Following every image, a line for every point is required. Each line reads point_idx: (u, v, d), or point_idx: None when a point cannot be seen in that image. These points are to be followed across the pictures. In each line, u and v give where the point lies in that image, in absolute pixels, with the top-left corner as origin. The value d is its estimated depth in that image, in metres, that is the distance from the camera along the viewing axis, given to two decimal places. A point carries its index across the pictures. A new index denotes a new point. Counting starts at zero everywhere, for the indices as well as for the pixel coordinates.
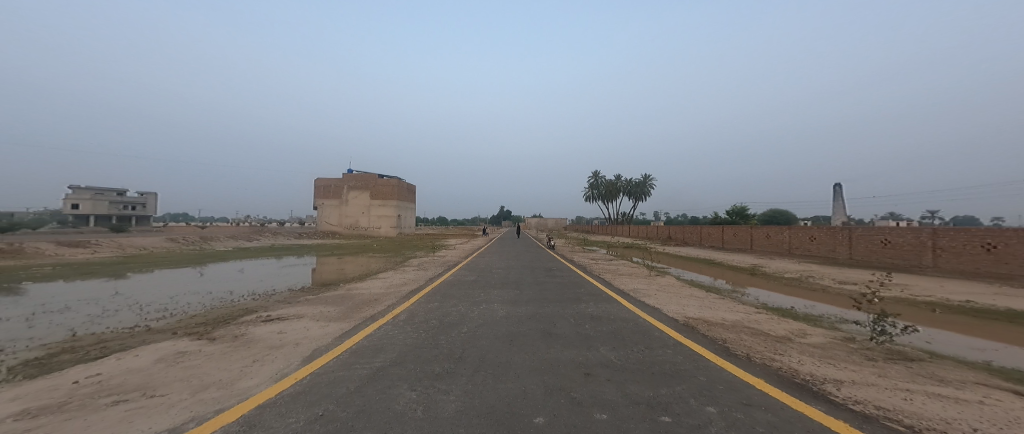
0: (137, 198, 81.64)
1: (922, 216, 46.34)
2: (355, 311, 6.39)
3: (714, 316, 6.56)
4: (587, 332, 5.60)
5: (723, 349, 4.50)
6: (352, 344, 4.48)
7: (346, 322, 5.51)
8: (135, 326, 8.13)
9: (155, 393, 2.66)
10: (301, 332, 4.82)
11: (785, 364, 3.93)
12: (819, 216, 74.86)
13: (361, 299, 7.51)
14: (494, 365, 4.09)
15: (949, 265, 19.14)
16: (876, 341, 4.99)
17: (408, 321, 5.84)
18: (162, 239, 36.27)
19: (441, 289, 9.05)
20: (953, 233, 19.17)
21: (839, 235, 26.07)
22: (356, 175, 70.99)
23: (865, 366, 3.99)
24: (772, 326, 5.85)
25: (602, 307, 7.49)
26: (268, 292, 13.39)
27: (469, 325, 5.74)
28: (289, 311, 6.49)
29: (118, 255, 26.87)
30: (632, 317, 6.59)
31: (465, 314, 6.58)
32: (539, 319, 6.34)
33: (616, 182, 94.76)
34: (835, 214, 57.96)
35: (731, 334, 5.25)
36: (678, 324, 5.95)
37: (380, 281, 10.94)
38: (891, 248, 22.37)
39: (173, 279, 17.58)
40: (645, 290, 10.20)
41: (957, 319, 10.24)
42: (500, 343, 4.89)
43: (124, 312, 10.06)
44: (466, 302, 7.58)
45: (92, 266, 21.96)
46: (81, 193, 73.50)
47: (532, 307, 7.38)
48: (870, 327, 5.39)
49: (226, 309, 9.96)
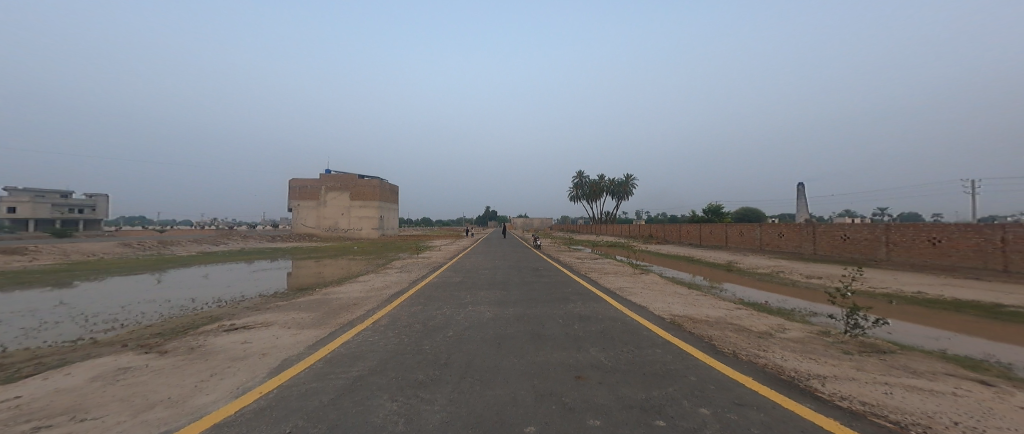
0: (86, 200, 74.94)
1: (875, 212, 50.16)
2: (331, 316, 6.00)
3: (699, 313, 6.63)
4: (576, 332, 5.51)
5: (710, 347, 4.52)
6: (328, 352, 4.17)
7: (320, 328, 5.13)
8: (79, 340, 7.38)
9: (88, 415, 2.31)
10: (269, 340, 4.43)
11: (769, 360, 3.99)
12: (788, 214, 78.55)
13: (337, 304, 7.08)
14: (482, 370, 3.91)
15: (900, 258, 20.59)
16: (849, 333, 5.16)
17: (389, 325, 5.55)
18: (116, 244, 33.45)
19: (424, 292, 8.75)
20: (902, 229, 20.68)
21: (804, 231, 27.60)
22: (334, 175, 68.58)
23: (845, 360, 4.07)
24: (753, 322, 5.95)
25: (590, 307, 7.45)
26: (236, 299, 12.56)
27: (455, 329, 5.52)
28: (256, 319, 6.00)
29: (65, 263, 24.55)
30: (620, 316, 6.57)
31: (451, 316, 6.34)
32: (527, 321, 6.19)
33: (599, 182, 96.40)
34: (800, 213, 61.72)
35: (717, 331, 5.29)
36: (665, 322, 5.95)
37: (358, 285, 10.38)
38: (849, 243, 23.89)
39: (128, 287, 16.19)
40: (631, 288, 10.27)
41: (914, 309, 10.95)
42: (488, 347, 4.71)
43: (68, 324, 9.13)
44: (450, 304, 7.32)
45: (31, 275, 19.93)
46: (19, 196, 66.94)
47: (519, 308, 7.22)
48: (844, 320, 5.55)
49: (186, 318, 9.24)
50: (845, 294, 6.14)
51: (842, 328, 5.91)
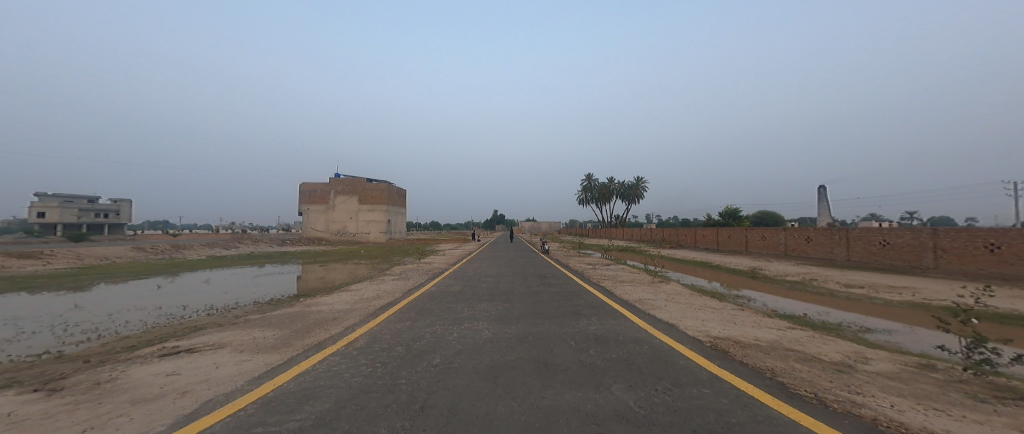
0: (111, 205, 77.35)
1: (903, 216, 47.60)
2: (302, 334, 5.09)
3: (745, 335, 5.33)
4: (593, 360, 4.43)
5: (780, 387, 3.32)
6: (270, 390, 3.14)
7: (277, 353, 4.16)
8: (43, 356, 6.79)
9: None
10: (204, 373, 3.44)
11: (876, 411, 2.75)
12: (807, 218, 75.31)
13: (314, 319, 6.14)
14: (469, 421, 2.87)
15: (951, 266, 18.61)
16: (974, 371, 3.74)
17: (365, 348, 4.55)
18: (128, 248, 33.89)
19: (417, 304, 7.75)
20: (953, 233, 18.70)
21: (836, 236, 25.58)
22: (343, 179, 69.09)
23: (991, 415, 2.67)
24: (821, 348, 4.60)
25: (607, 325, 6.31)
26: (228, 306, 11.96)
27: (445, 354, 4.51)
28: (210, 339, 5.06)
29: (75, 267, 24.79)
30: (646, 338, 5.42)
31: (442, 335, 5.34)
32: (532, 343, 5.14)
33: (609, 185, 94.55)
34: (821, 217, 58.77)
35: (777, 361, 4.06)
36: (705, 347, 4.75)
37: (348, 294, 9.47)
38: (889, 248, 21.90)
39: (125, 292, 15.86)
40: (652, 301, 9.03)
41: (990, 327, 9.28)
42: (481, 383, 3.67)
43: (44, 335, 8.56)
44: (443, 320, 6.28)
45: (39, 279, 19.96)
46: (49, 201, 69.82)
47: (523, 326, 6.13)
48: (962, 352, 4.16)
49: (166, 329, 8.60)
50: (963, 320, 4.61)
51: (953, 362, 4.49)
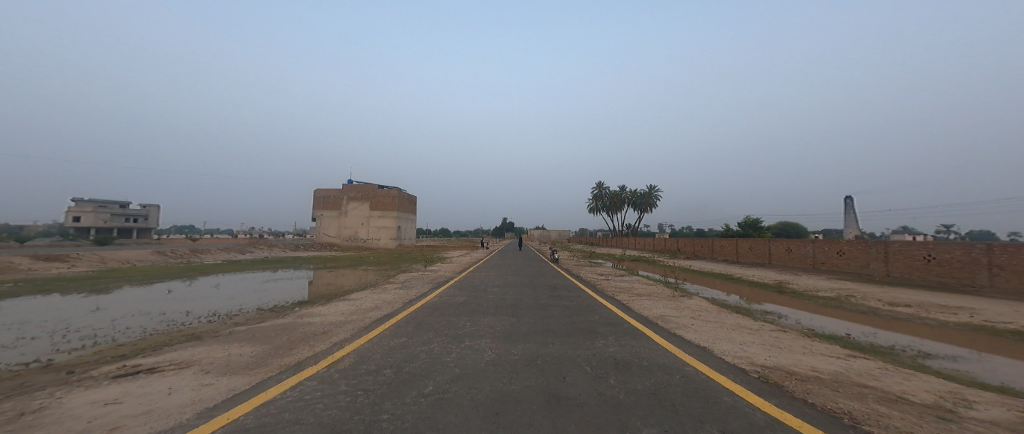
0: (139, 210, 80.85)
1: (938, 230, 44.87)
2: (282, 351, 4.55)
3: (799, 365, 4.46)
4: (613, 393, 3.70)
5: None
6: (217, 428, 2.56)
7: (246, 375, 3.63)
8: (30, 364, 6.51)
9: None
10: (149, 403, 2.90)
11: None
12: (831, 230, 72.05)
13: (301, 333, 5.62)
14: None
15: (1009, 285, 16.83)
16: None
17: (346, 371, 3.93)
18: (148, 252, 34.77)
19: (417, 316, 7.15)
20: (1011, 249, 16.94)
21: (872, 249, 23.81)
22: (356, 185, 70.18)
23: None
24: (903, 386, 3.71)
25: (628, 347, 5.53)
26: (230, 313, 11.63)
27: (439, 380, 3.86)
28: (184, 355, 4.60)
29: (95, 270, 25.34)
30: (676, 365, 4.62)
31: (438, 356, 4.69)
32: (541, 367, 4.44)
33: (621, 193, 93.02)
34: (847, 228, 55.86)
35: (853, 402, 3.21)
36: (752, 380, 3.91)
37: (346, 303, 8.99)
38: (935, 264, 20.11)
39: (136, 296, 15.93)
40: (676, 318, 8.16)
41: None
42: (479, 422, 2.98)
43: (40, 341, 8.34)
44: (442, 337, 5.66)
45: (59, 282, 20.38)
46: (83, 206, 73.43)
47: (531, 346, 5.42)
48: None
49: (161, 337, 8.29)
50: None
51: None
